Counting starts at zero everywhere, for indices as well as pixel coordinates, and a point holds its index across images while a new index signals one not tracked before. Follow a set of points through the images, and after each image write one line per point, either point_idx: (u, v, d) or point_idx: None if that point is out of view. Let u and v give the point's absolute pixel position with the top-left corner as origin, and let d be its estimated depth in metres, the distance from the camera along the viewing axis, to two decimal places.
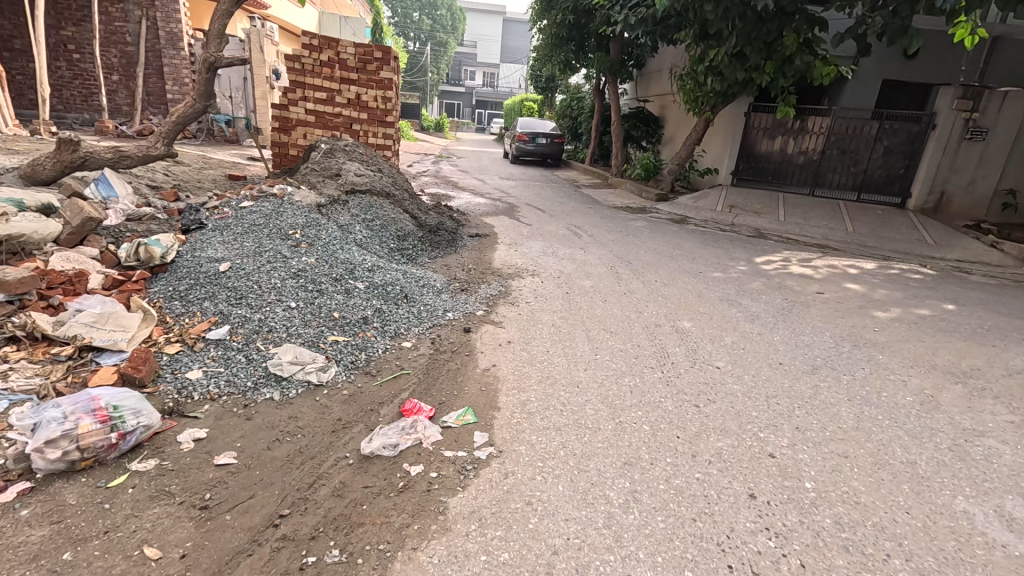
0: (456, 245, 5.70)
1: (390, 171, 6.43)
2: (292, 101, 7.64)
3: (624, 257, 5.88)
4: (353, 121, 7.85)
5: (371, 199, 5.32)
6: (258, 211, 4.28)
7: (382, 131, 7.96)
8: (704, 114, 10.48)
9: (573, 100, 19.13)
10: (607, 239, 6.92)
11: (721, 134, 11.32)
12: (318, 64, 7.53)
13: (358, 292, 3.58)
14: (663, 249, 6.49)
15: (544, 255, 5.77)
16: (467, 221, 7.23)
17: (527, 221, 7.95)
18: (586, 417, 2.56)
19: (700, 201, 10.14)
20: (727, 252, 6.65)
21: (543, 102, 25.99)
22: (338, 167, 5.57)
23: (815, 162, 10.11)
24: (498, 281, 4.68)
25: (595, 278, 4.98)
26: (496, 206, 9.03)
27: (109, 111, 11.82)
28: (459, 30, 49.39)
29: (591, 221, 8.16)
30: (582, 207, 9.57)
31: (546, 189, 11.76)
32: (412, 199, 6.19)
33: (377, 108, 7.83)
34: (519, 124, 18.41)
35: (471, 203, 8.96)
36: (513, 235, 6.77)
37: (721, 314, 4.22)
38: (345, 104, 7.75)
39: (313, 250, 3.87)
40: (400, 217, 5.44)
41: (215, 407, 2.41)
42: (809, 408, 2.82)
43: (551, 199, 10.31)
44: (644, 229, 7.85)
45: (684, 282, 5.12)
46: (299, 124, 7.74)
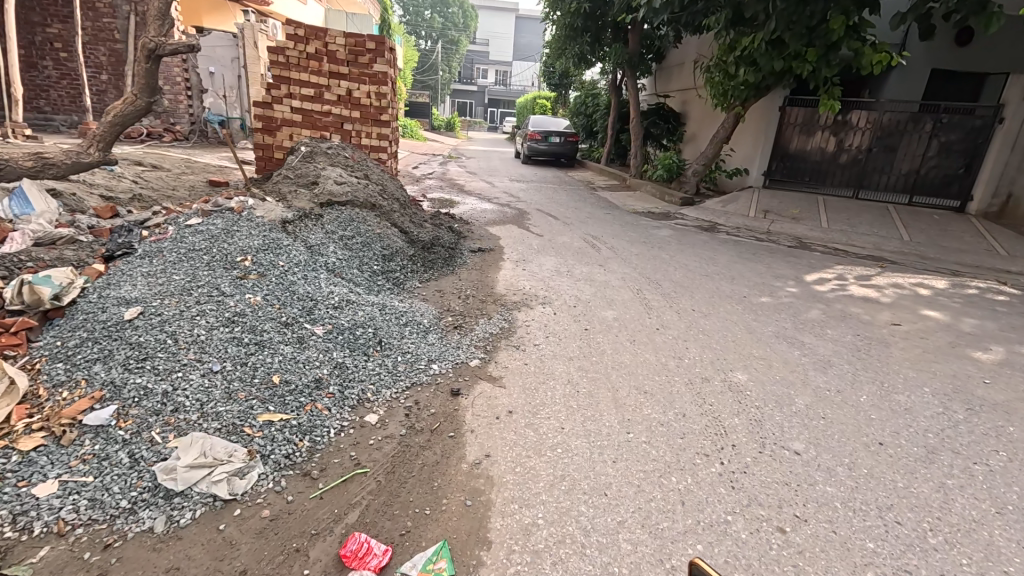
0: (454, 264, 4.88)
1: (381, 176, 5.63)
2: (277, 98, 6.91)
3: (651, 277, 5.00)
4: (344, 121, 7.06)
5: (352, 212, 4.52)
6: (204, 232, 3.48)
7: (377, 131, 7.13)
8: (734, 109, 9.51)
9: (587, 97, 18.23)
10: (630, 252, 6.02)
11: (751, 131, 10.34)
12: (304, 57, 6.78)
13: (315, 341, 2.76)
14: (695, 265, 5.60)
15: (557, 275, 4.91)
16: (470, 232, 6.40)
17: (538, 230, 7.09)
18: (620, 561, 1.70)
19: (730, 205, 9.19)
20: (770, 267, 5.72)
21: (555, 100, 25.09)
22: (316, 173, 4.78)
23: (860, 162, 9.09)
24: (500, 314, 3.83)
25: (619, 308, 4.10)
26: (503, 212, 8.17)
27: (98, 113, 11.19)
28: (470, 27, 48.62)
29: (611, 230, 7.27)
30: (599, 213, 8.68)
31: (559, 192, 10.90)
32: (404, 209, 5.37)
33: (369, 105, 7.00)
34: (531, 122, 17.55)
35: (476, 210, 8.13)
36: (521, 249, 5.92)
37: (782, 358, 3.33)
38: (335, 101, 6.97)
39: (263, 283, 3.06)
40: (388, 232, 4.63)
41: (59, 552, 1.60)
42: (947, 534, 1.92)
43: (565, 203, 9.44)
44: (670, 239, 6.95)
45: (727, 310, 4.22)
46: (284, 124, 6.99)
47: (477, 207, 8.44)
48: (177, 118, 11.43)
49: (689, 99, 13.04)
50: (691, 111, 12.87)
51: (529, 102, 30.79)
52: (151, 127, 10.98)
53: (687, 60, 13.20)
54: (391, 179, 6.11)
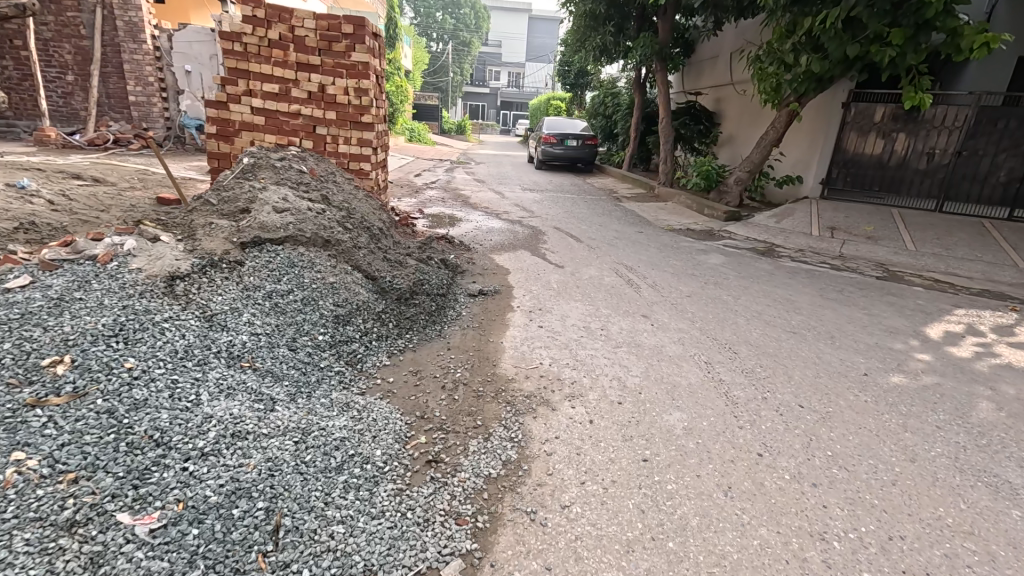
0: (441, 322, 3.51)
1: (352, 196, 4.30)
2: (234, 96, 5.60)
3: (718, 338, 3.57)
4: (317, 123, 5.74)
5: (295, 254, 3.15)
6: (16, 303, 2.12)
7: (357, 136, 5.79)
8: (789, 106, 8.04)
9: (607, 96, 16.72)
10: (681, 293, 4.57)
11: (806, 132, 8.80)
12: (266, 45, 5.46)
13: (128, 562, 1.38)
14: (770, 313, 4.16)
15: (587, 336, 3.49)
16: (471, 265, 5.02)
17: (556, 256, 5.69)
18: None
19: (785, 221, 7.70)
20: (871, 315, 4.26)
21: (571, 100, 23.66)
22: (251, 197, 3.43)
23: (945, 168, 7.53)
24: (502, 425, 2.42)
25: (688, 406, 2.67)
26: (514, 232, 6.77)
27: (65, 118, 10.04)
28: (484, 28, 47.48)
29: (648, 257, 5.84)
30: (629, 232, 7.23)
31: (580, 203, 9.48)
32: (380, 241, 4.01)
33: (347, 103, 5.67)
34: (545, 124, 16.15)
35: (480, 231, 6.74)
36: (535, 288, 4.52)
37: (999, 535, 1.88)
38: (305, 99, 5.65)
39: (71, 415, 1.69)
40: (347, 281, 3.27)
41: None
42: None
43: (587, 219, 8.02)
44: (723, 269, 5.50)
45: (851, 404, 2.77)
46: (242, 127, 5.68)
47: (483, 226, 7.06)
48: (150, 123, 10.23)
49: (728, 96, 11.54)
50: (730, 110, 11.39)
51: (544, 104, 29.35)
52: (119, 133, 9.77)
53: (724, 52, 11.72)
54: (371, 199, 4.80)
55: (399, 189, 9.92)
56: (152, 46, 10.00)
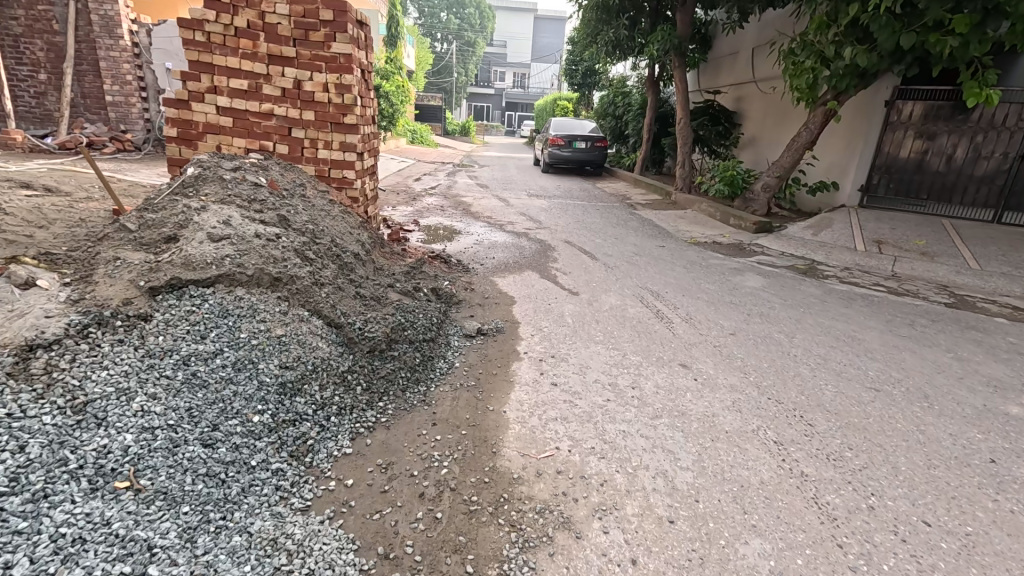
0: (426, 382, 2.73)
1: (320, 214, 3.52)
2: (196, 94, 4.86)
3: (783, 403, 2.78)
4: (293, 125, 4.98)
5: (228, 300, 2.38)
6: None
7: (339, 139, 5.03)
8: (827, 104, 7.22)
9: (617, 95, 15.93)
10: (722, 330, 3.77)
11: (843, 132, 7.96)
12: (233, 34, 4.72)
13: None
14: (837, 359, 3.36)
15: (615, 401, 2.69)
16: (469, 292, 4.25)
17: (568, 277, 4.92)
18: None
19: (823, 233, 6.89)
20: (959, 360, 3.46)
21: (579, 100, 22.90)
22: (182, 221, 2.66)
23: (1005, 175, 6.70)
24: (503, 573, 1.64)
25: (768, 527, 1.89)
26: (520, 248, 5.99)
27: (38, 120, 9.35)
28: (489, 29, 46.83)
29: (674, 279, 5.05)
30: (649, 246, 6.45)
31: (591, 212, 8.70)
32: (353, 270, 3.21)
33: (326, 102, 4.91)
34: (552, 125, 15.36)
35: (481, 247, 5.96)
36: (545, 323, 3.73)
37: None
38: (279, 97, 4.89)
39: None
40: (302, 333, 2.50)
41: None
42: None
43: (601, 230, 7.23)
44: (764, 294, 4.70)
45: (996, 520, 1.98)
46: (207, 129, 4.94)
47: (485, 241, 6.28)
48: (129, 125, 9.54)
49: (751, 95, 10.73)
50: (753, 109, 10.59)
51: (549, 104, 28.61)
52: (94, 136, 9.07)
53: (746, 48, 10.93)
54: (350, 215, 4.04)
55: (396, 196, 9.16)
56: (130, 42, 9.30)
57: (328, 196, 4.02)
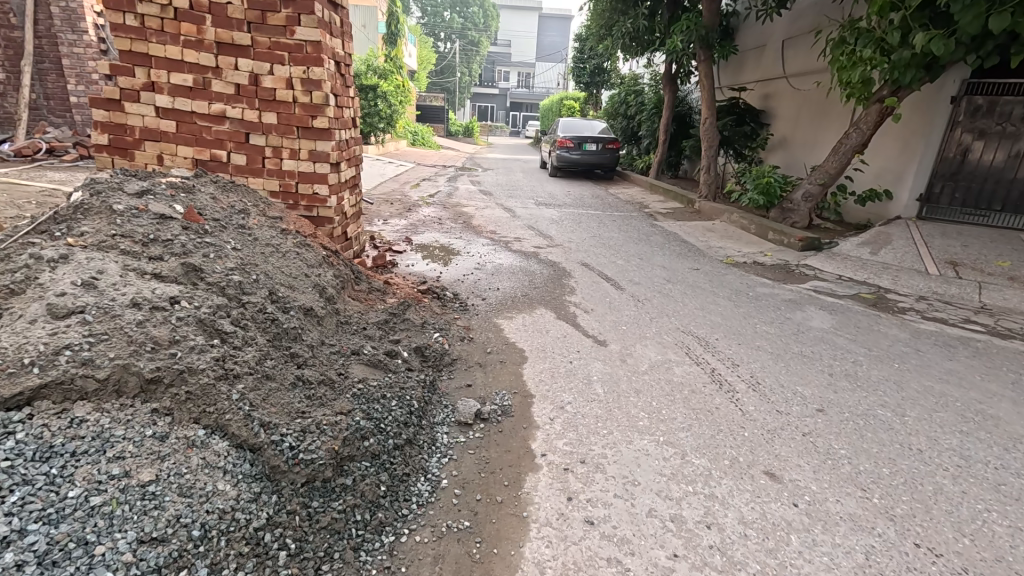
0: (395, 532, 1.77)
1: (258, 256, 2.58)
2: (130, 92, 3.94)
3: (941, 556, 1.82)
4: (250, 131, 4.05)
5: (55, 433, 1.43)
6: None
7: (308, 147, 4.11)
8: (886, 100, 6.22)
9: (629, 94, 15.00)
10: (804, 406, 2.81)
11: (899, 132, 6.92)
12: (172, 17, 3.80)
13: None
14: (984, 459, 2.38)
15: (686, 562, 1.74)
16: (466, 344, 3.30)
17: (590, 316, 3.97)
18: None
19: (882, 251, 5.90)
20: None
21: (585, 100, 21.98)
22: (21, 284, 1.75)
23: None
24: None
25: None
26: (529, 274, 5.04)
27: None
28: (493, 28, 45.96)
29: (721, 318, 4.09)
30: (681, 269, 5.49)
31: (609, 225, 7.73)
32: (298, 340, 2.26)
33: (291, 103, 3.99)
34: (561, 126, 14.42)
35: (482, 273, 5.01)
36: (567, 397, 2.77)
37: None
38: (232, 96, 3.97)
39: None
40: (189, 474, 1.53)
41: None
42: None
43: (622, 248, 6.26)
44: (839, 340, 3.73)
45: None
46: (145, 136, 4.02)
47: (487, 265, 5.33)
48: None
49: (781, 92, 9.79)
50: (784, 109, 9.66)
51: (555, 103, 27.67)
52: (55, 140, 8.17)
53: (777, 40, 9.94)
54: (311, 249, 3.09)
55: (389, 207, 8.22)
56: (96, 36, 8.42)
57: (280, 225, 3.08)
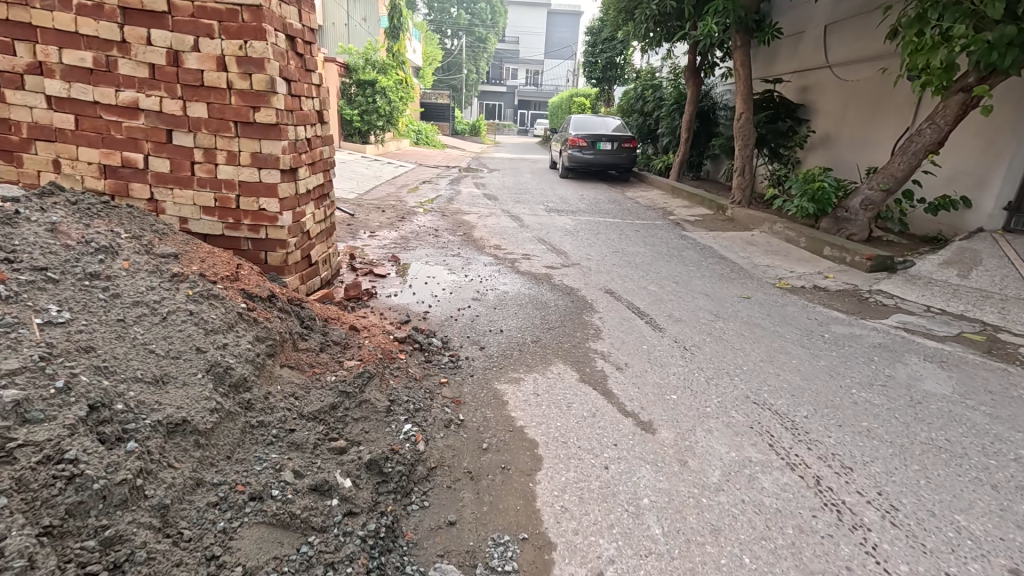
0: None
1: (84, 338, 1.61)
2: (11, 76, 2.96)
3: None
4: (173, 127, 3.07)
5: None
6: None
7: (251, 148, 3.13)
8: (976, 89, 5.11)
9: (646, 88, 13.92)
10: (981, 560, 1.77)
11: (979, 129, 5.79)
12: None
13: None
14: None
15: None
16: (451, 435, 2.27)
17: (625, 378, 2.93)
18: None
19: (974, 274, 4.81)
20: None
21: (597, 96, 20.92)
22: None
23: None
24: None
25: None
26: (540, 307, 4.02)
27: None
28: (501, 24, 44.82)
29: (800, 376, 3.04)
30: (727, 298, 4.45)
31: (631, 236, 6.69)
32: (128, 507, 1.28)
33: (224, 89, 3.00)
34: (573, 123, 13.37)
35: (480, 307, 3.98)
36: (606, 548, 1.75)
37: None
38: (146, 81, 2.98)
39: None
40: None
41: None
42: None
43: (652, 269, 5.22)
44: (975, 417, 2.67)
45: None
46: (35, 135, 3.05)
47: (487, 294, 4.30)
48: None
49: (826, 84, 8.73)
50: (829, 102, 8.61)
51: (565, 100, 26.53)
52: None
53: (822, 26, 8.84)
54: (215, 304, 2.09)
55: (380, 216, 7.22)
56: None
57: (164, 275, 2.10)
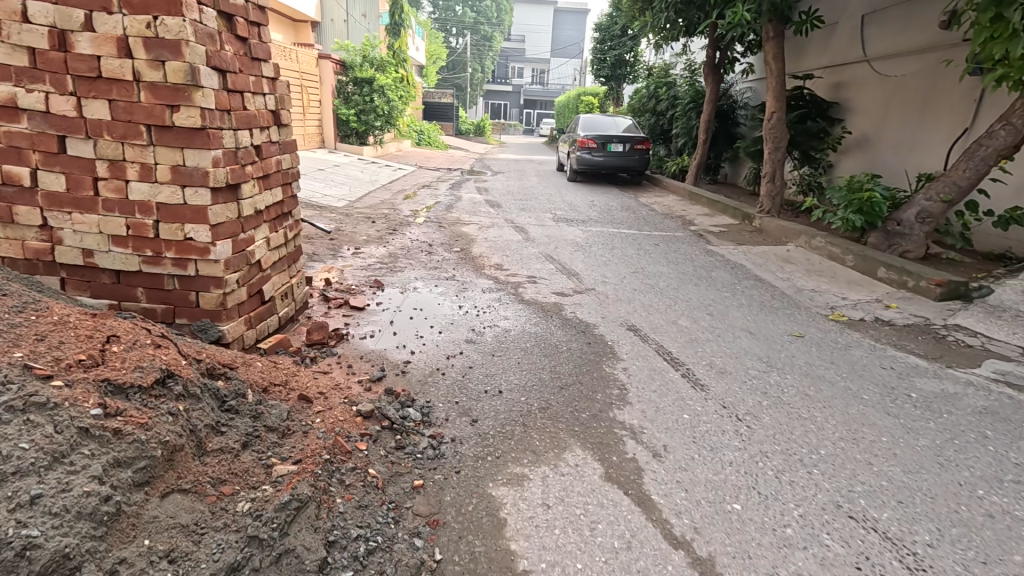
0: None
1: None
2: None
3: None
4: (65, 132, 2.32)
5: None
6: None
7: (171, 159, 2.38)
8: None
9: (660, 86, 13.12)
10: None
11: None
12: None
13: None
14: None
15: None
16: None
17: (667, 475, 2.16)
18: None
19: None
20: None
21: (605, 95, 20.13)
22: None
23: None
24: None
25: None
26: (550, 352, 3.26)
27: None
28: (506, 22, 43.96)
29: (900, 468, 2.27)
30: (775, 337, 3.67)
31: (651, 252, 5.91)
32: None
33: (131, 82, 2.25)
34: (581, 123, 12.59)
35: (475, 352, 3.20)
36: None
37: None
38: (26, 71, 2.24)
39: None
40: None
41: None
42: None
43: (679, 297, 4.45)
44: None
45: None
46: None
47: (484, 332, 3.53)
48: None
49: (863, 80, 7.93)
50: (868, 100, 7.80)
51: (572, 99, 25.76)
52: None
53: (858, 16, 8.03)
54: (27, 426, 1.36)
55: (370, 228, 6.48)
56: None
57: None
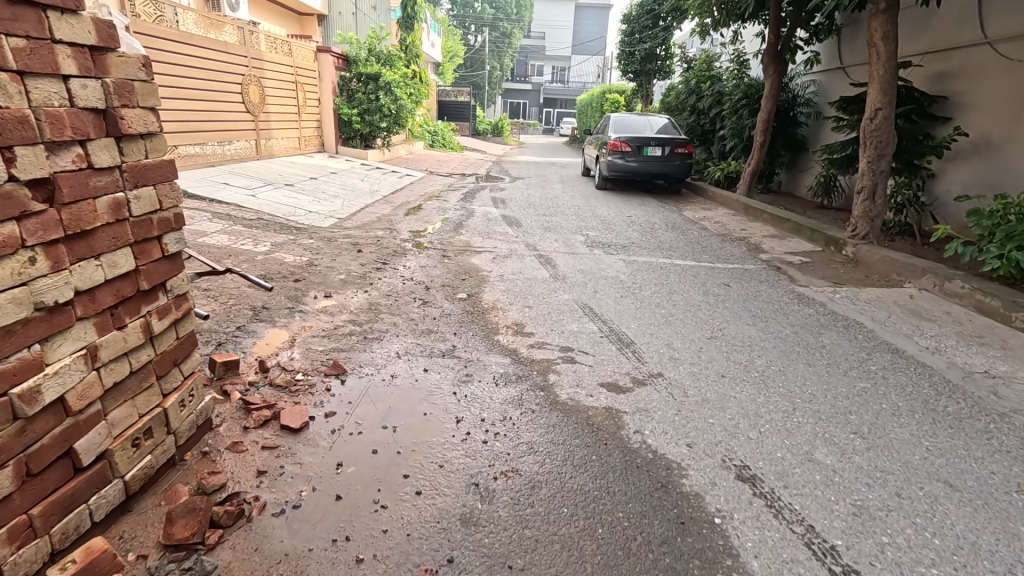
0: None
1: None
2: None
3: None
4: None
5: None
6: None
7: None
8: None
9: (702, 80, 11.47)
10: None
11: None
12: None
13: None
14: None
15: None
16: None
17: None
18: None
19: None
20: None
21: (633, 93, 18.47)
22: None
23: None
24: None
25: None
26: (615, 556, 1.76)
27: None
28: (526, 18, 42.35)
29: None
30: (996, 498, 2.12)
31: (724, 299, 4.37)
32: None
33: None
34: (612, 123, 11.02)
35: (475, 559, 1.72)
36: None
37: None
38: None
39: None
40: None
41: None
42: None
43: (794, 392, 2.92)
44: None
45: None
46: None
47: (495, 491, 2.04)
48: None
49: (980, 68, 6.23)
50: (990, 92, 6.10)
51: (595, 97, 24.15)
52: None
53: None
54: None
55: (352, 260, 5.05)
56: None
57: None
